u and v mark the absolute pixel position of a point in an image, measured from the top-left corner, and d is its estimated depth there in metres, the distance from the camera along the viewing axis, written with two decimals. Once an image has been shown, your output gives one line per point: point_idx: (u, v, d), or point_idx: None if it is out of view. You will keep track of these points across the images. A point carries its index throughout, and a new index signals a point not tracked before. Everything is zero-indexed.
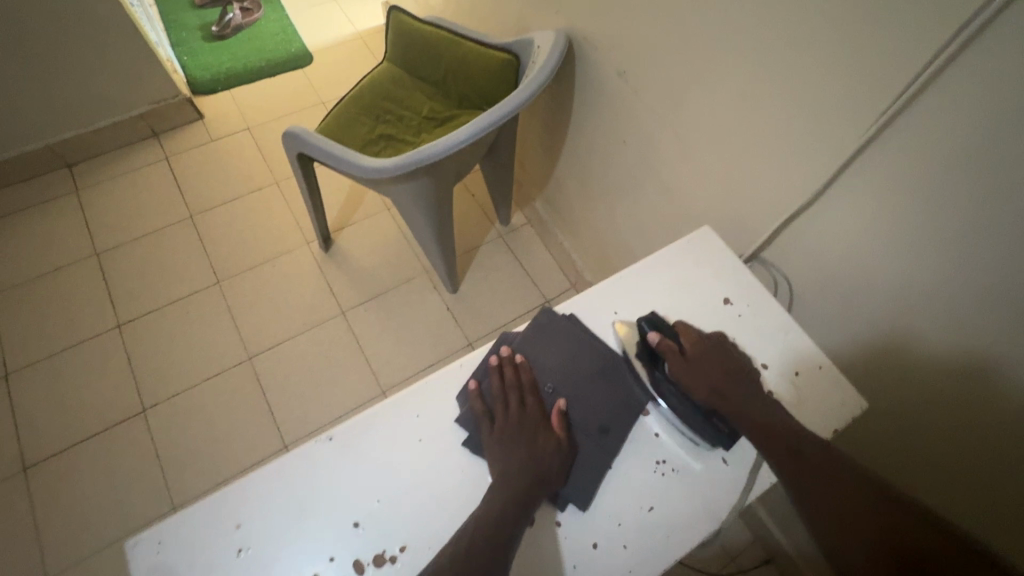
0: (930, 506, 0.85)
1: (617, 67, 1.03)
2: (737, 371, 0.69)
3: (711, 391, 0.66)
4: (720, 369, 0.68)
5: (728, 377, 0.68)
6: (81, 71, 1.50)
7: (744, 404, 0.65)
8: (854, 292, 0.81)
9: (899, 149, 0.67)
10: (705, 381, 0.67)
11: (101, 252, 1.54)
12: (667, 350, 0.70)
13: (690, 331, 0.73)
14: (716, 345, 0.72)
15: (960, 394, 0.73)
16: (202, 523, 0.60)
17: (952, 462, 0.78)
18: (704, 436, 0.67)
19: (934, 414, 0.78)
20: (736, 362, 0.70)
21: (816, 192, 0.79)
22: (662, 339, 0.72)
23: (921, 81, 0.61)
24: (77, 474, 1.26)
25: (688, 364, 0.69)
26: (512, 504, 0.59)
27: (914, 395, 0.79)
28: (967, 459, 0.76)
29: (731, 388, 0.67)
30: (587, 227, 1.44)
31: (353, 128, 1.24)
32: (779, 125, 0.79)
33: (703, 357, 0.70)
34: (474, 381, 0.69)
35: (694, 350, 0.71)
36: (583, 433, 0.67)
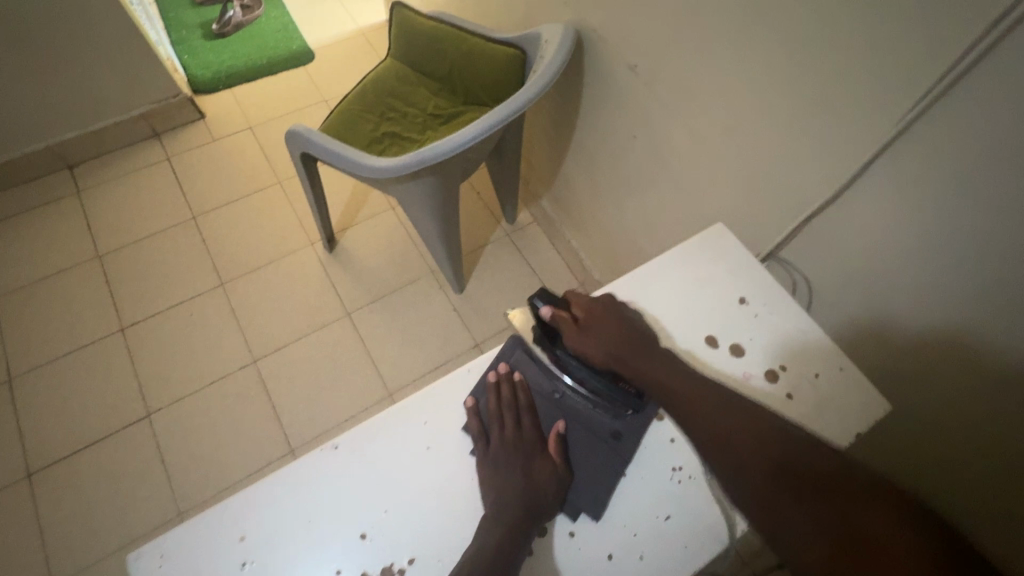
0: (953, 512, 0.82)
1: (628, 61, 1.00)
2: (626, 329, 0.68)
3: (608, 352, 0.67)
4: (612, 329, 0.68)
5: (621, 338, 0.68)
6: (79, 72, 1.47)
7: (638, 360, 0.66)
8: (875, 293, 0.78)
9: (927, 146, 0.64)
10: (601, 346, 0.67)
11: (103, 254, 1.52)
12: (562, 322, 0.69)
13: (579, 298, 0.72)
14: (604, 306, 0.71)
15: (989, 399, 0.70)
16: (206, 535, 0.58)
17: (980, 469, 0.75)
18: (614, 406, 0.66)
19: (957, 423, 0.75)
20: (626, 319, 0.70)
21: (838, 189, 0.76)
22: (552, 312, 0.70)
23: (954, 74, 0.57)
24: (81, 480, 1.24)
25: (584, 331, 0.68)
26: (512, 532, 0.57)
27: (938, 404, 0.76)
28: (991, 469, 0.74)
29: (623, 346, 0.67)
30: (595, 225, 1.41)
31: (356, 126, 1.22)
32: (798, 120, 0.76)
33: (595, 321, 0.69)
34: (473, 398, 0.66)
35: (585, 317, 0.70)
36: (589, 446, 0.65)
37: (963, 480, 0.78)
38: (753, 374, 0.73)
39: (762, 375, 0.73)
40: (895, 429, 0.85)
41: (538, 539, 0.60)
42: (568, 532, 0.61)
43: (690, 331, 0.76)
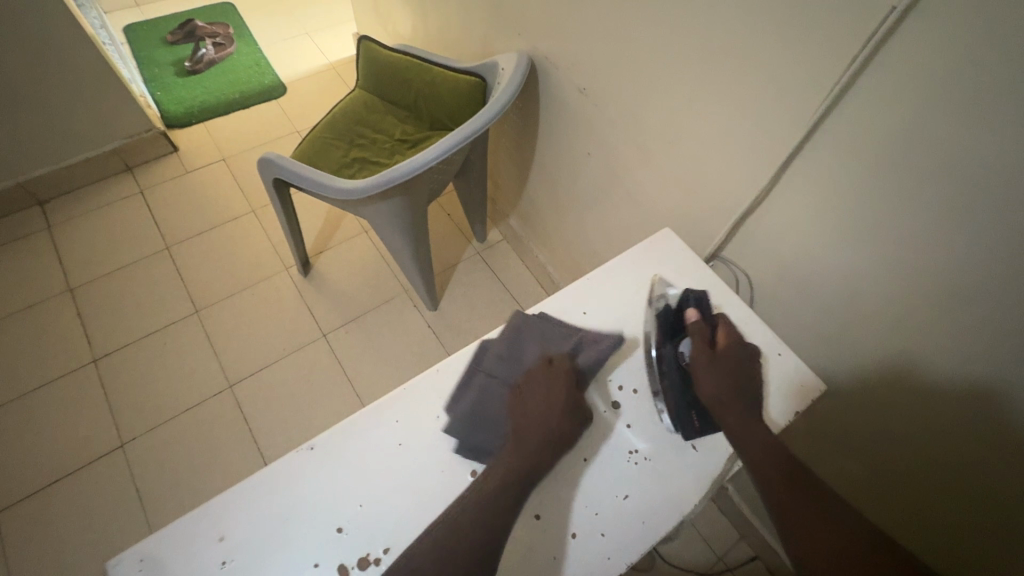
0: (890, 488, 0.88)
1: (577, 83, 1.09)
2: (745, 385, 0.69)
3: (714, 391, 0.68)
4: (733, 377, 0.69)
5: (736, 386, 0.68)
6: (52, 109, 1.51)
7: (736, 406, 0.66)
8: (807, 284, 0.86)
9: (830, 149, 0.72)
10: (716, 381, 0.69)
11: (75, 286, 1.52)
12: (697, 334, 0.74)
13: (729, 330, 0.75)
14: (741, 352, 0.73)
15: (896, 373, 0.78)
16: (186, 537, 0.60)
17: (895, 440, 0.83)
18: (674, 418, 0.71)
19: (895, 407, 0.80)
20: (752, 380, 0.70)
21: (763, 191, 0.84)
22: (698, 320, 0.76)
23: (840, 86, 0.66)
24: (52, 514, 1.22)
25: (709, 355, 0.71)
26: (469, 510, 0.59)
27: (875, 389, 0.82)
28: (930, 452, 0.78)
29: (733, 394, 0.67)
30: (560, 238, 1.48)
31: (327, 152, 1.28)
32: (725, 131, 0.84)
33: (727, 357, 0.71)
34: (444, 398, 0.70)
35: (721, 345, 0.73)
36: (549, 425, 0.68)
37: (908, 462, 0.83)
38: None
39: None
40: (839, 417, 0.90)
41: None
42: (533, 516, 0.64)
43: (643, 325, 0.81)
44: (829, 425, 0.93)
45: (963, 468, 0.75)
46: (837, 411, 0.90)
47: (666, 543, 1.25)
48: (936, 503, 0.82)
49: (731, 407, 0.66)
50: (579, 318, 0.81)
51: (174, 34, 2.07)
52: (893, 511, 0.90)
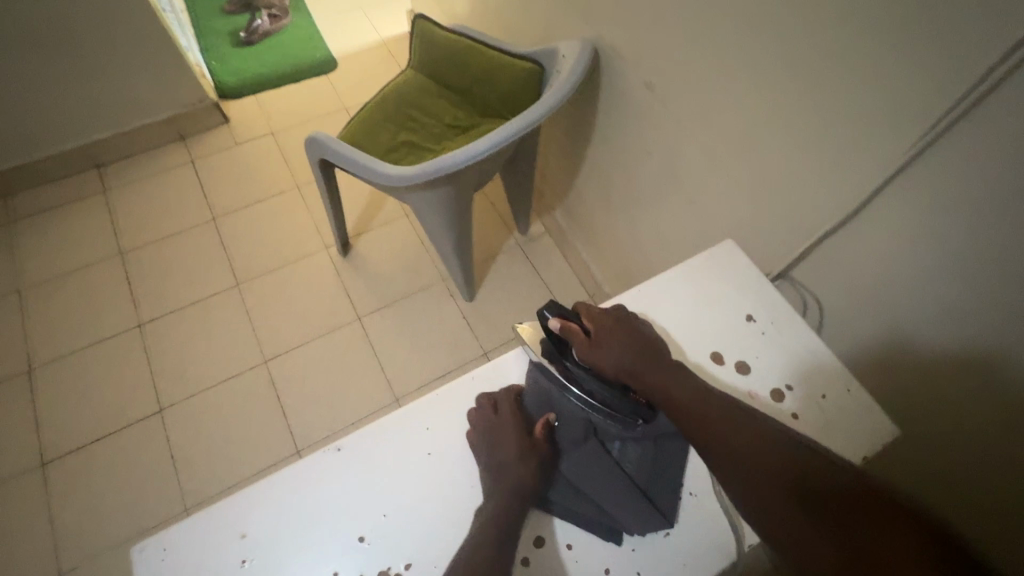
0: None
1: (644, 77, 1.01)
2: (646, 343, 0.65)
3: (620, 369, 0.63)
4: (629, 343, 0.65)
5: (639, 348, 0.65)
6: (113, 75, 1.53)
7: (654, 377, 0.62)
8: (888, 317, 0.77)
9: (940, 172, 0.64)
10: (615, 358, 0.64)
11: (126, 250, 1.56)
12: (572, 335, 0.66)
13: (589, 309, 0.69)
14: (615, 317, 0.68)
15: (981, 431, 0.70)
16: (207, 530, 0.57)
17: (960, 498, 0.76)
18: (631, 416, 0.64)
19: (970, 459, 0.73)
20: (641, 333, 0.67)
21: (850, 212, 0.75)
22: (562, 322, 0.66)
23: (967, 102, 0.58)
24: (92, 471, 1.27)
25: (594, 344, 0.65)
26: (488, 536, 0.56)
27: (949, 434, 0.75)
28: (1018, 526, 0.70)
29: (642, 362, 0.63)
30: (607, 238, 1.41)
31: (374, 134, 1.25)
32: (810, 140, 0.76)
33: (606, 332, 0.66)
34: (486, 410, 0.65)
35: (596, 329, 0.66)
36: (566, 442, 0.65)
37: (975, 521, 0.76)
38: (759, 394, 0.71)
39: (767, 395, 0.70)
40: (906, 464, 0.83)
41: (534, 549, 0.60)
42: (565, 546, 0.60)
43: (695, 346, 0.74)
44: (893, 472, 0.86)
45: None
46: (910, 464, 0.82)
47: None
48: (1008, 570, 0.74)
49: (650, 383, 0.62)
50: None
51: (232, 4, 2.07)
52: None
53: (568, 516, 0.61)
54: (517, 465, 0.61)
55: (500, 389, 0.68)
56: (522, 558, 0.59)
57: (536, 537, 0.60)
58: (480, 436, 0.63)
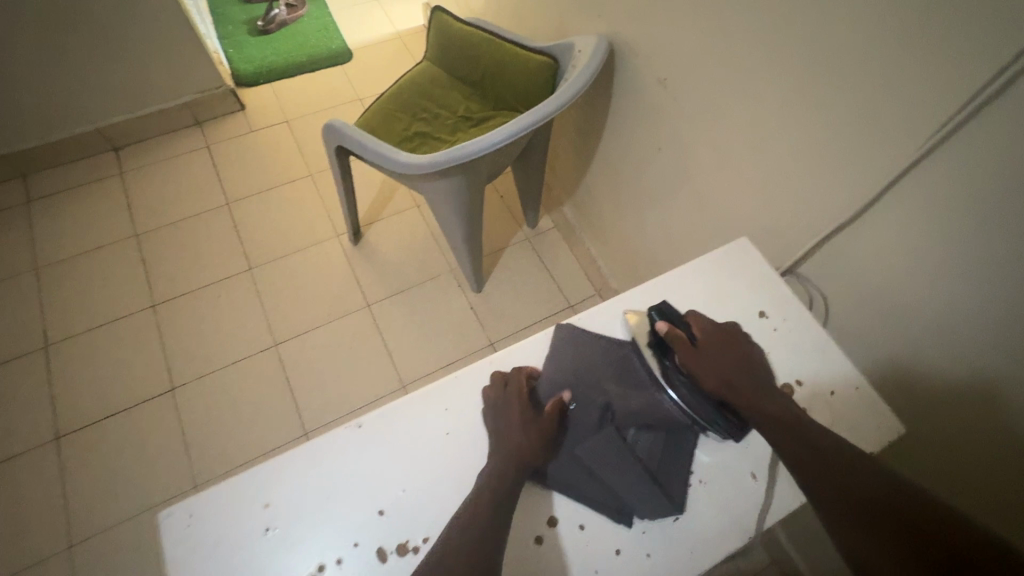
0: None
1: (657, 74, 1.03)
2: (744, 364, 0.67)
3: (720, 382, 0.65)
4: (733, 361, 0.67)
5: (737, 368, 0.67)
6: (132, 59, 1.56)
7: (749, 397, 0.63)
8: (892, 314, 0.78)
9: (946, 173, 0.65)
10: (717, 374, 0.65)
11: (141, 233, 1.58)
12: (676, 339, 0.68)
13: (699, 321, 0.71)
14: (721, 333, 0.70)
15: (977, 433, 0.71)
16: (232, 498, 0.59)
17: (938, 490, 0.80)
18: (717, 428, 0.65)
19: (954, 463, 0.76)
20: (744, 355, 0.69)
21: (858, 209, 0.77)
22: (669, 327, 0.69)
23: (974, 104, 0.59)
24: (104, 447, 1.29)
25: (698, 350, 0.67)
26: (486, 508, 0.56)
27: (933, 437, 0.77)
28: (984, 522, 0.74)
29: (744, 382, 0.65)
30: (615, 232, 1.43)
31: (390, 124, 1.27)
32: (821, 138, 0.77)
33: (713, 349, 0.68)
34: (495, 390, 0.67)
35: (704, 341, 0.69)
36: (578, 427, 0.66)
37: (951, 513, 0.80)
38: None
39: None
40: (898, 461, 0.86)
41: (547, 528, 0.62)
42: (578, 526, 0.62)
43: None
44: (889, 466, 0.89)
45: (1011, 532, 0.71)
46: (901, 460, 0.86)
47: None
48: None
49: (746, 402, 0.63)
50: None
51: None
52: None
53: (574, 495, 0.63)
54: (522, 430, 0.62)
55: (511, 369, 0.70)
56: (535, 537, 0.61)
57: (549, 517, 0.62)
58: (490, 411, 0.65)
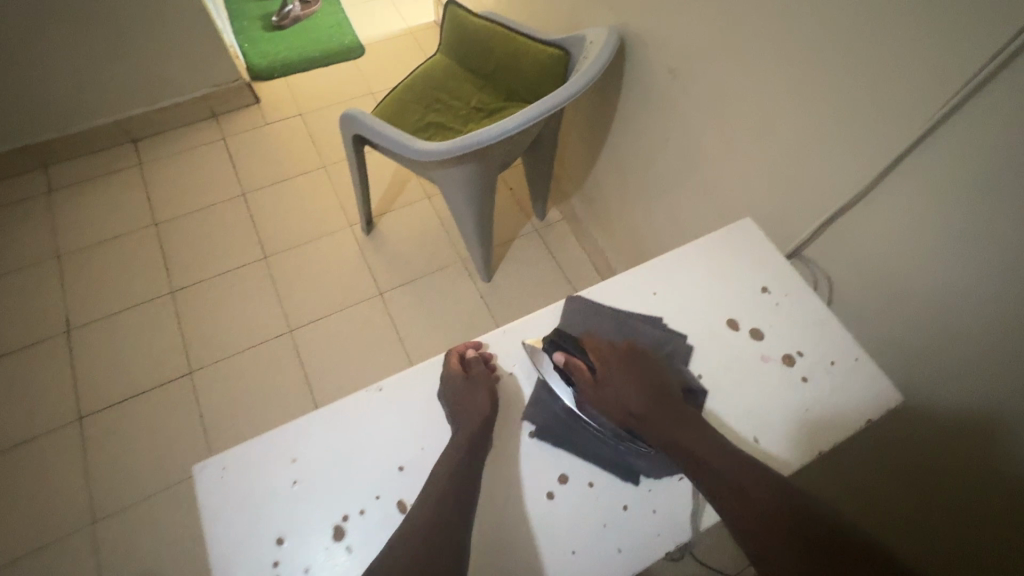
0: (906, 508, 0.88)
1: (667, 64, 1.06)
2: (650, 385, 0.67)
3: (627, 412, 0.66)
4: (637, 383, 0.67)
5: (646, 391, 0.67)
6: (153, 52, 1.60)
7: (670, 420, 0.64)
8: (895, 292, 0.81)
9: (948, 151, 0.68)
10: (619, 405, 0.66)
11: (159, 222, 1.63)
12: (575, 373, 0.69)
13: (596, 346, 0.71)
14: (621, 355, 0.70)
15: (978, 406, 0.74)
16: (263, 453, 0.63)
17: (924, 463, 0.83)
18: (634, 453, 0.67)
19: (948, 430, 0.78)
20: (652, 373, 0.69)
21: (863, 190, 0.80)
22: (566, 358, 0.70)
23: (976, 82, 0.62)
24: (125, 427, 1.33)
25: (603, 383, 0.68)
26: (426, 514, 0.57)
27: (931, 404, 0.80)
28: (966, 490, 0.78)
29: (647, 407, 0.65)
30: (623, 223, 1.46)
31: (405, 115, 1.30)
32: (827, 123, 0.80)
33: (616, 374, 0.69)
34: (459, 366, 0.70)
35: (604, 368, 0.69)
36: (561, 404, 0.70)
37: (932, 481, 0.82)
38: (770, 357, 0.75)
39: (779, 358, 0.75)
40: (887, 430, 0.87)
41: (559, 485, 0.65)
42: (587, 483, 0.66)
43: (713, 313, 0.79)
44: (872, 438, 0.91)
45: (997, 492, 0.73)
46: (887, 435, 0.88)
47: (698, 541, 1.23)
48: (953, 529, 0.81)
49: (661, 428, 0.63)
50: (649, 300, 0.80)
51: None
52: (906, 533, 0.89)
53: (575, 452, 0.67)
54: (476, 406, 0.66)
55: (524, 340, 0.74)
56: (548, 493, 0.65)
57: (561, 475, 0.66)
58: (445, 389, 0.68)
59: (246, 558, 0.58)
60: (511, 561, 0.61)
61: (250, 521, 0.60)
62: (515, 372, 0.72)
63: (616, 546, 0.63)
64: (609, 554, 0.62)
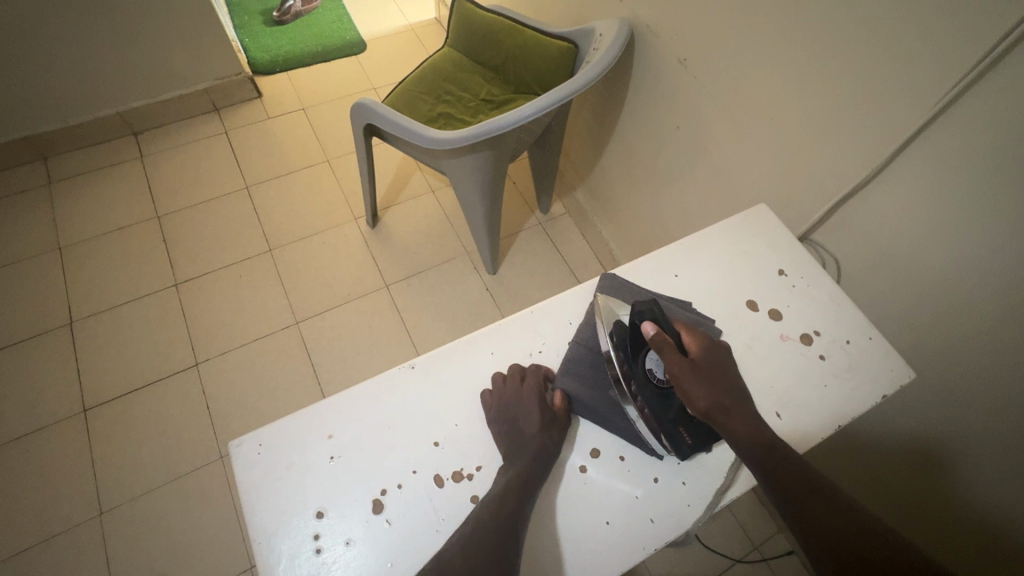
0: (925, 494, 0.93)
1: (678, 54, 1.08)
2: (732, 386, 0.64)
3: (709, 401, 0.62)
4: (720, 379, 0.64)
5: (724, 385, 0.64)
6: (156, 43, 1.59)
7: (736, 420, 0.61)
8: (903, 273, 0.84)
9: (956, 133, 0.71)
10: (707, 393, 0.62)
11: (162, 214, 1.61)
12: (664, 346, 0.63)
13: (685, 330, 0.67)
14: (711, 349, 0.66)
15: (988, 383, 0.77)
16: (298, 430, 0.64)
17: (935, 446, 0.88)
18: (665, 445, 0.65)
19: (953, 406, 0.83)
20: (728, 374, 0.65)
21: (871, 173, 0.82)
22: (657, 331, 0.64)
23: (984, 64, 0.65)
24: (131, 419, 1.32)
25: (691, 364, 0.63)
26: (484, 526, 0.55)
27: (940, 410, 0.85)
28: (974, 471, 0.83)
29: (730, 401, 0.62)
30: (629, 214, 1.48)
31: (415, 105, 1.31)
32: (838, 110, 0.83)
33: (703, 364, 0.64)
34: (501, 382, 0.69)
35: (694, 353, 0.65)
36: (584, 409, 0.69)
37: (943, 473, 0.89)
38: (789, 336, 0.78)
39: (797, 338, 0.78)
40: (896, 431, 0.94)
41: (591, 459, 0.67)
42: (618, 457, 0.68)
43: (734, 294, 0.81)
44: (874, 438, 1.00)
45: (997, 471, 0.80)
46: (899, 423, 0.93)
47: (706, 526, 1.25)
48: (971, 535, 0.88)
49: (734, 421, 0.61)
50: (672, 281, 0.82)
51: None
52: (926, 521, 0.96)
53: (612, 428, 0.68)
54: (536, 436, 0.64)
55: (551, 319, 0.77)
56: (580, 466, 0.67)
57: (592, 449, 0.68)
58: (495, 400, 0.67)
59: (287, 532, 0.59)
60: (550, 530, 0.62)
61: (288, 496, 0.61)
62: (543, 352, 0.74)
63: (649, 517, 0.64)
64: (643, 524, 0.64)
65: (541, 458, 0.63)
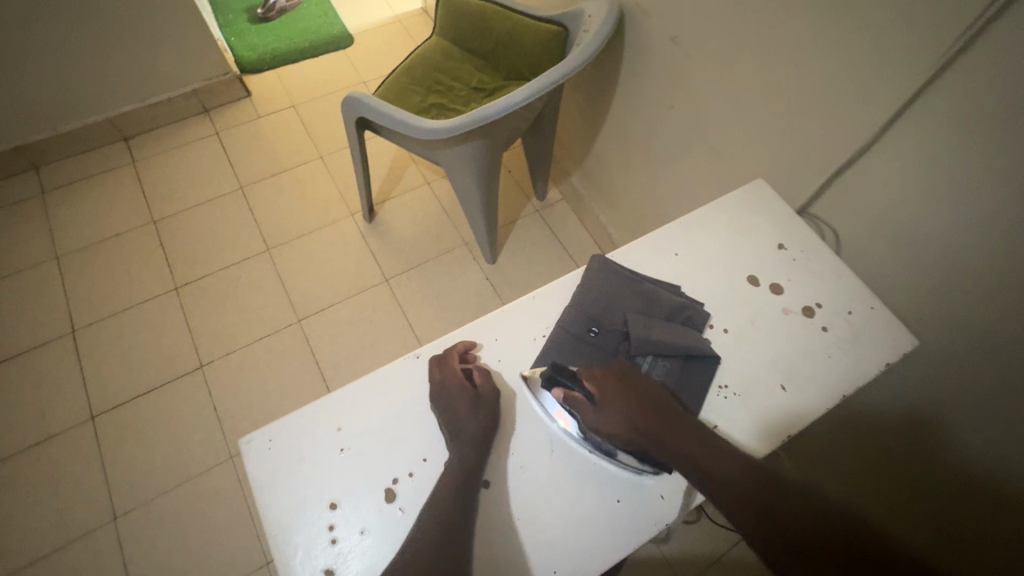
0: (921, 464, 0.93)
1: (669, 32, 1.07)
2: (651, 406, 0.62)
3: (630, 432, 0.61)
4: (637, 405, 0.62)
5: (643, 408, 0.62)
6: (142, 47, 1.57)
7: (671, 439, 0.60)
8: (901, 242, 0.84)
9: (950, 99, 0.70)
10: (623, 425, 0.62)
11: (157, 219, 1.61)
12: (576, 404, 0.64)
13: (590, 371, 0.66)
14: (619, 377, 0.64)
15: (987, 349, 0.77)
16: (308, 424, 0.65)
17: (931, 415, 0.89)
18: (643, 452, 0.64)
19: (952, 373, 0.83)
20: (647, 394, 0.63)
21: (867, 144, 0.82)
22: (563, 393, 0.65)
23: (978, 27, 0.64)
24: (139, 424, 1.32)
25: (602, 407, 0.63)
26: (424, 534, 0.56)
27: (933, 381, 0.87)
28: (970, 437, 0.84)
29: (651, 425, 0.61)
30: (626, 196, 1.48)
31: (406, 96, 1.30)
32: (832, 82, 0.83)
33: (616, 398, 0.63)
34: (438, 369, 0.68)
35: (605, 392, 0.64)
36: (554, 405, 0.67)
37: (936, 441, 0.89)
38: (790, 309, 0.78)
39: (799, 310, 0.78)
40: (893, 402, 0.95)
41: None
42: None
43: (734, 271, 0.81)
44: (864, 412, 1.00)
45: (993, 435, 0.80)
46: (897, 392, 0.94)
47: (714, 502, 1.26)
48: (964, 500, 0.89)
49: (661, 443, 0.60)
50: (671, 260, 0.82)
51: None
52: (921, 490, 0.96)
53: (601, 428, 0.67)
54: (471, 428, 0.63)
55: (551, 304, 0.77)
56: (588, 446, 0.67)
57: None
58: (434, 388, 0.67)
59: (301, 525, 0.60)
60: (563, 510, 0.63)
61: (301, 490, 0.61)
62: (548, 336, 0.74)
63: (658, 493, 0.65)
64: (652, 500, 0.65)
65: (481, 447, 0.63)
